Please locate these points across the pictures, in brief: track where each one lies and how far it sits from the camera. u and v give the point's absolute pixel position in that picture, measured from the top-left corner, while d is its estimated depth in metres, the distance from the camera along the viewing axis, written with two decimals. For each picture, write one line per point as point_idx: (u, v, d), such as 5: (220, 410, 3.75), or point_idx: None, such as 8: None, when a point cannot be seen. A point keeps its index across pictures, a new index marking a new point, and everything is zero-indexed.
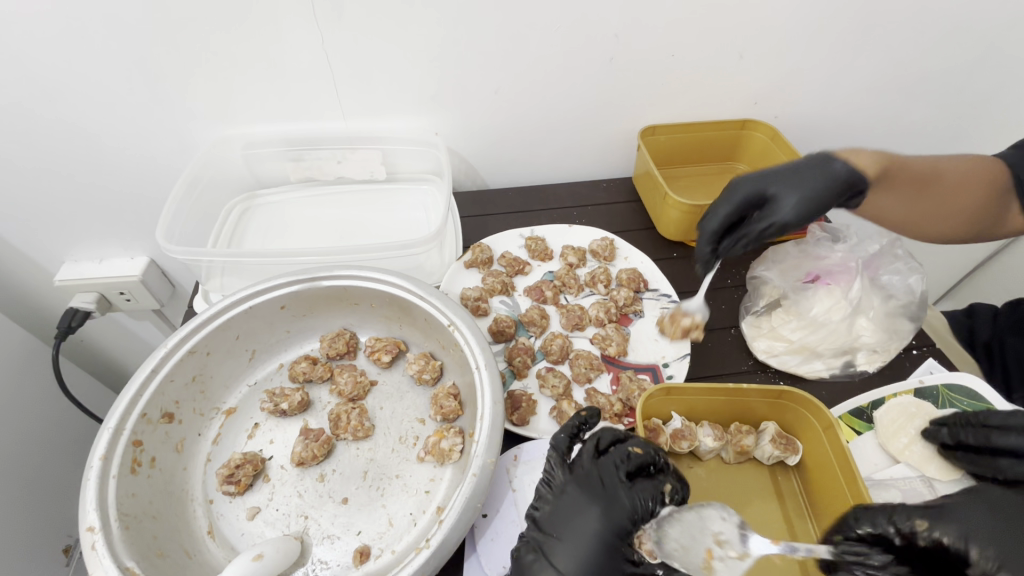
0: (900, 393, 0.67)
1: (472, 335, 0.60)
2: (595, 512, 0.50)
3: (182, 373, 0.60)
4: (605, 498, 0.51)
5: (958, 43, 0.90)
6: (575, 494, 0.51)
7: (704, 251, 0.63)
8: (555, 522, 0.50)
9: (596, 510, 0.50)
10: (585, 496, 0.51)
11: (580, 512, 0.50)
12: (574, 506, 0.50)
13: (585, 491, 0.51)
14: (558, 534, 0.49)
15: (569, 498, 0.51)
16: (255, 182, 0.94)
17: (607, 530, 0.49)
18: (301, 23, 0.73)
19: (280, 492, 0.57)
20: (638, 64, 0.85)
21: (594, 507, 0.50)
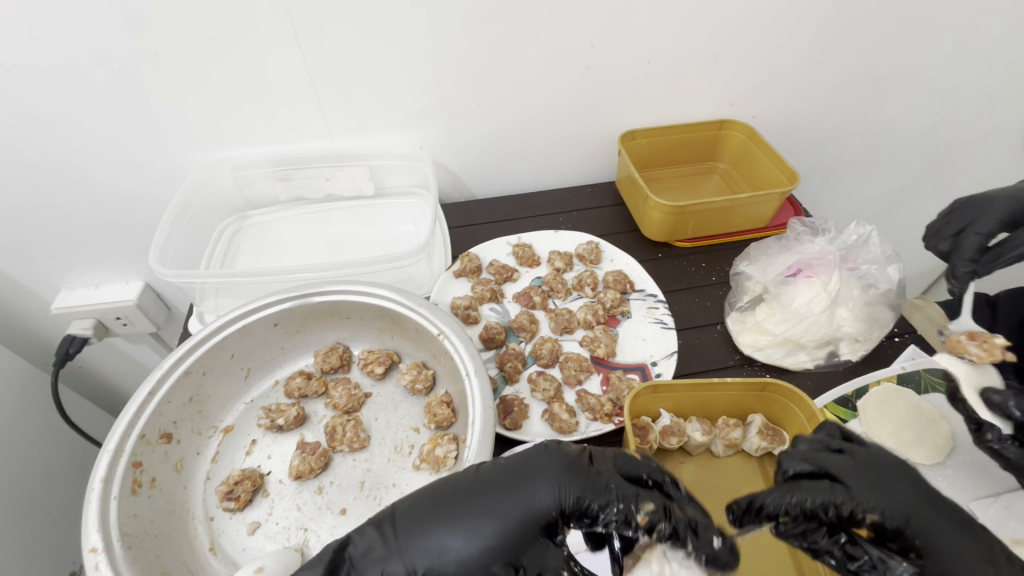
0: (882, 380, 0.68)
1: (461, 343, 0.61)
2: (546, 461, 0.45)
3: (180, 394, 0.61)
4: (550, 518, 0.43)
5: (925, 37, 0.92)
6: (502, 490, 0.44)
7: (964, 270, 0.69)
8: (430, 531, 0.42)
9: (538, 473, 0.45)
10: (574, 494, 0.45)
11: (503, 497, 0.44)
12: (495, 506, 0.43)
13: (523, 463, 0.45)
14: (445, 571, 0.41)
15: (492, 481, 0.45)
16: (246, 204, 0.95)
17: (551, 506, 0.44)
18: (284, 46, 0.75)
19: (280, 506, 0.59)
20: (614, 72, 0.87)
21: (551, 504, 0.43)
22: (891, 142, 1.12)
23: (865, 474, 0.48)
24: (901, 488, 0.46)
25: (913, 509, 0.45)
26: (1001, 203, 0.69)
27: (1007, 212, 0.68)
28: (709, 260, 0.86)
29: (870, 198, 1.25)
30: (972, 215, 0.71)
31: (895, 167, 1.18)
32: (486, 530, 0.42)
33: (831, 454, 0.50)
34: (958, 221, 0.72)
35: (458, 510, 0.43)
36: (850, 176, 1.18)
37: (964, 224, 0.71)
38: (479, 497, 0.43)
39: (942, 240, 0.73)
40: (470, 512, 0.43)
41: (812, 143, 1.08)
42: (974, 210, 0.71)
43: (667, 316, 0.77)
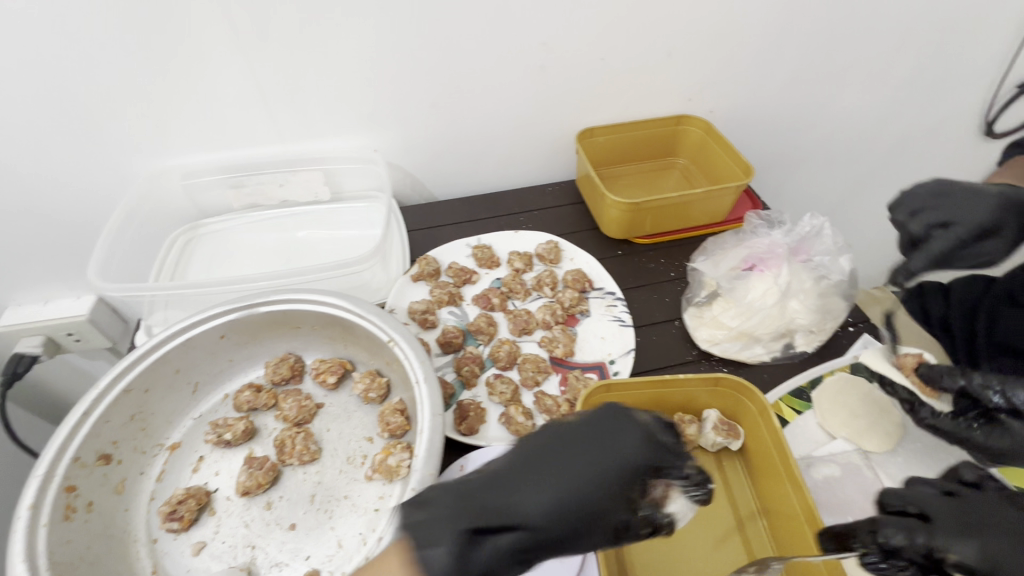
0: (836, 370, 0.70)
1: (411, 350, 0.60)
2: (630, 427, 0.46)
3: (119, 413, 0.58)
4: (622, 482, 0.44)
5: (873, 30, 0.94)
6: (584, 451, 0.45)
7: (917, 263, 0.67)
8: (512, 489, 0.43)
9: (632, 434, 0.46)
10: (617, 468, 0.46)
11: (583, 458, 0.45)
12: (578, 470, 0.44)
13: (608, 428, 0.47)
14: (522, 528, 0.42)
15: (572, 438, 0.46)
16: (199, 213, 0.93)
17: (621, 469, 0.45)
18: (226, 50, 0.73)
19: (227, 524, 0.57)
20: (569, 69, 0.87)
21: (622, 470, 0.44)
22: (848, 134, 1.13)
23: (962, 513, 0.43)
24: (1003, 529, 0.41)
25: (1009, 552, 0.39)
26: (988, 209, 0.64)
27: (991, 218, 0.64)
28: (668, 256, 0.86)
29: (832, 189, 1.27)
30: (954, 212, 0.65)
31: (853, 158, 1.19)
32: (562, 495, 0.43)
33: (929, 491, 0.46)
34: (941, 210, 0.66)
35: (530, 471, 0.44)
36: (810, 168, 1.20)
37: (948, 218, 0.65)
38: (584, 445, 0.45)
39: (916, 222, 0.67)
40: (552, 466, 0.44)
41: (772, 136, 1.09)
42: (961, 208, 0.65)
43: (625, 314, 0.77)
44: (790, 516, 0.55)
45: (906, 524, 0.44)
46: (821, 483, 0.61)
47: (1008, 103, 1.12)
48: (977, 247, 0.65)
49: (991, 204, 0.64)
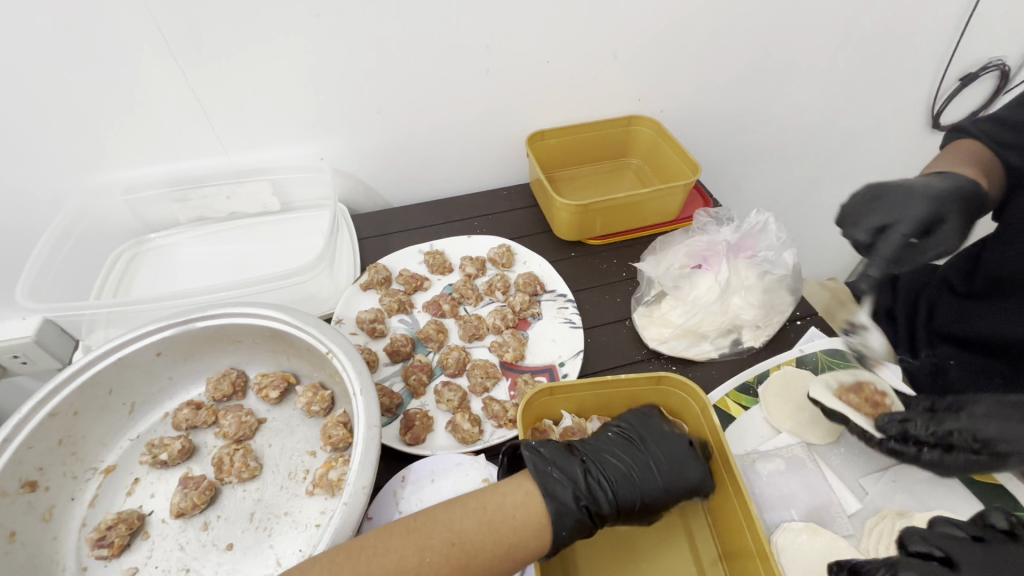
0: (783, 364, 0.70)
1: (349, 361, 0.59)
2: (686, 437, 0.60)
3: (45, 438, 0.56)
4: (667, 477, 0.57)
5: (813, 29, 0.96)
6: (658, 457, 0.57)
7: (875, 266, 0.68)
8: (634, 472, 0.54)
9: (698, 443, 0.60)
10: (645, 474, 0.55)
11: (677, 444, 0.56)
12: (683, 448, 0.56)
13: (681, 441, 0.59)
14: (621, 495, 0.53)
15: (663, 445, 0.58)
16: (144, 228, 0.90)
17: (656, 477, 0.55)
18: (158, 62, 0.72)
19: (161, 547, 0.55)
20: (514, 73, 0.87)
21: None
22: (798, 130, 1.15)
23: (988, 566, 0.45)
24: None
25: None
26: (923, 202, 0.64)
27: (929, 209, 0.64)
28: (620, 256, 0.86)
29: (787, 185, 1.29)
30: (890, 210, 0.65)
31: (805, 154, 1.22)
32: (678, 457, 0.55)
33: (958, 539, 0.49)
34: (880, 211, 0.66)
35: (649, 448, 0.56)
36: (764, 165, 1.22)
37: (888, 219, 0.65)
38: (652, 446, 0.56)
39: (860, 229, 0.67)
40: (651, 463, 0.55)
41: (723, 134, 1.10)
42: (897, 206, 0.65)
43: (575, 315, 0.77)
44: (728, 512, 0.54)
45: (928, 565, 0.46)
46: (765, 478, 0.61)
47: (952, 95, 1.15)
48: (929, 238, 0.65)
49: (929, 195, 0.65)
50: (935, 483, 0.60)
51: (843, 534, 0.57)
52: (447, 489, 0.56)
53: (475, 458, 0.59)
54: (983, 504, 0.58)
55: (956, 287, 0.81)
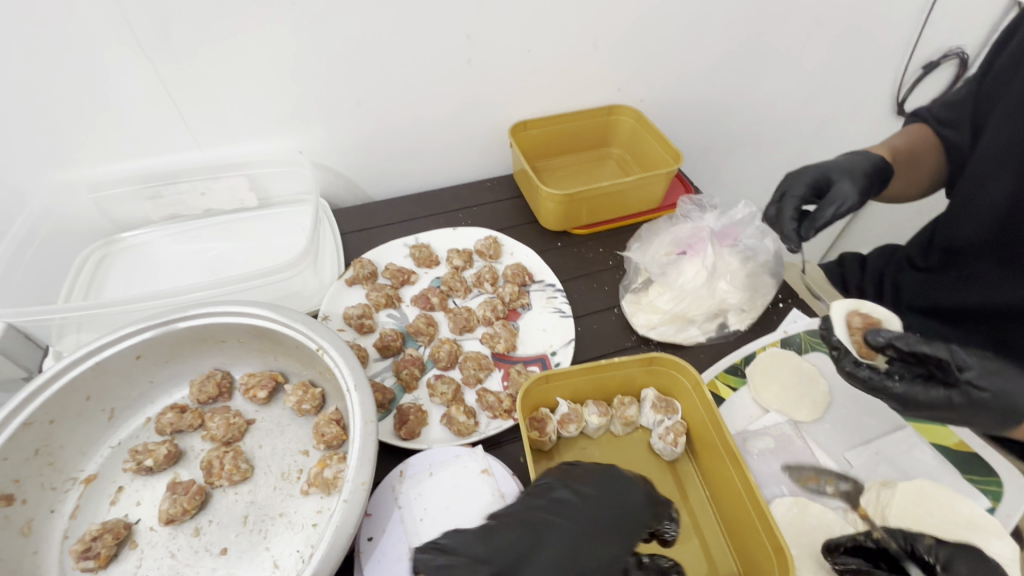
0: (768, 346, 0.72)
1: (340, 357, 0.58)
2: (633, 483, 0.51)
3: (21, 448, 0.54)
4: (598, 534, 0.47)
5: (787, 17, 0.98)
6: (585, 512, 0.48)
7: (791, 227, 0.72)
8: (535, 534, 0.45)
9: (636, 492, 0.50)
10: (598, 524, 0.47)
11: (612, 489, 0.50)
12: (621, 491, 0.50)
13: (614, 489, 0.50)
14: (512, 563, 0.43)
15: (590, 496, 0.49)
16: (114, 227, 0.87)
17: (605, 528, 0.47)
18: (124, 51, 0.68)
19: (150, 556, 0.53)
20: (495, 62, 0.86)
21: (608, 527, 0.47)
22: (771, 117, 1.18)
23: None
24: None
25: None
26: (810, 171, 0.76)
27: (818, 176, 0.75)
28: (606, 245, 0.87)
29: (761, 171, 1.32)
30: (789, 185, 0.77)
31: (777, 140, 1.25)
32: (612, 491, 0.50)
33: None
34: (783, 188, 0.77)
35: (586, 500, 0.48)
36: (739, 152, 1.24)
37: (786, 189, 0.76)
38: (588, 496, 0.49)
39: (770, 206, 0.77)
40: (560, 519, 0.46)
41: (701, 121, 1.12)
42: (794, 180, 0.77)
43: (565, 305, 0.77)
44: (728, 485, 0.56)
45: None
46: (757, 457, 0.63)
47: (916, 83, 1.18)
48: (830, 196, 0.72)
49: (819, 167, 0.76)
50: (915, 454, 0.63)
51: (830, 507, 0.59)
52: (447, 481, 0.56)
53: (472, 449, 0.59)
54: (959, 471, 0.61)
55: (915, 262, 0.86)
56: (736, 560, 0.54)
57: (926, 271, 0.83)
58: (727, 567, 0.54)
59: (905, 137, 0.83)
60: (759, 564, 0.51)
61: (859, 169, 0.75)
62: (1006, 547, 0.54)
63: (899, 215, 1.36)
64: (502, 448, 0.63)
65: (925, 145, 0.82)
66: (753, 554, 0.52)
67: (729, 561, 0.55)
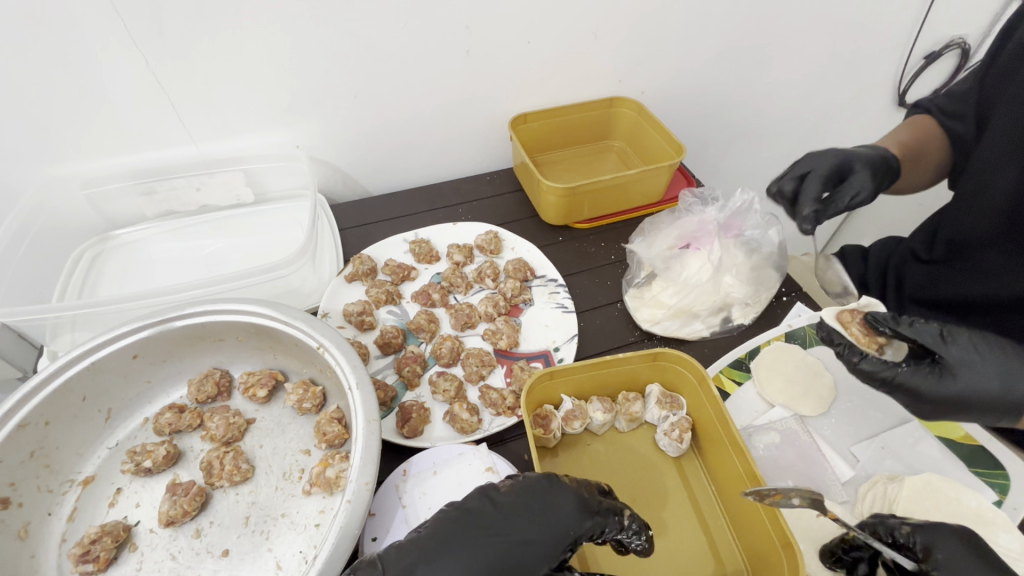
0: (773, 340, 0.72)
1: (341, 355, 0.57)
2: (564, 493, 0.47)
3: (16, 451, 0.53)
4: (513, 552, 0.44)
5: (789, 8, 0.97)
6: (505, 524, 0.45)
7: (810, 208, 0.69)
8: (446, 554, 0.42)
9: (564, 504, 0.47)
10: (535, 537, 0.45)
11: (547, 500, 0.47)
12: (558, 501, 0.47)
13: (539, 499, 0.47)
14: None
15: (511, 508, 0.46)
16: (108, 224, 0.85)
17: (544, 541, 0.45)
18: (115, 44, 0.67)
19: (150, 559, 0.53)
20: (495, 54, 0.85)
21: (524, 541, 0.44)
22: (772, 108, 1.17)
23: None
24: None
25: None
26: (833, 154, 0.73)
27: (841, 160, 0.72)
28: (608, 239, 0.86)
29: (761, 163, 1.31)
30: (808, 165, 0.73)
31: (778, 132, 1.24)
32: (546, 499, 0.47)
33: None
34: (802, 165, 0.74)
35: (523, 514, 0.46)
36: (740, 144, 1.23)
37: (806, 168, 0.73)
38: (525, 507, 0.46)
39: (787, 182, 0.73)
40: (473, 535, 0.44)
41: (702, 113, 1.11)
42: (812, 160, 0.74)
43: (567, 300, 0.76)
44: (735, 481, 0.55)
45: None
46: (763, 452, 0.62)
47: (918, 73, 1.17)
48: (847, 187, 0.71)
49: (843, 152, 0.73)
50: (921, 447, 0.62)
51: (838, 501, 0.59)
52: (451, 479, 0.55)
53: (476, 447, 0.58)
54: (965, 465, 0.61)
55: (919, 254, 0.86)
56: (743, 556, 0.54)
57: (931, 263, 0.83)
58: (734, 561, 0.54)
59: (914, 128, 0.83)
60: (767, 560, 0.50)
61: (875, 159, 0.73)
62: (1014, 541, 0.54)
63: (900, 206, 1.36)
64: (506, 445, 0.63)
65: (932, 136, 0.81)
66: (761, 549, 0.51)
67: (737, 556, 0.54)
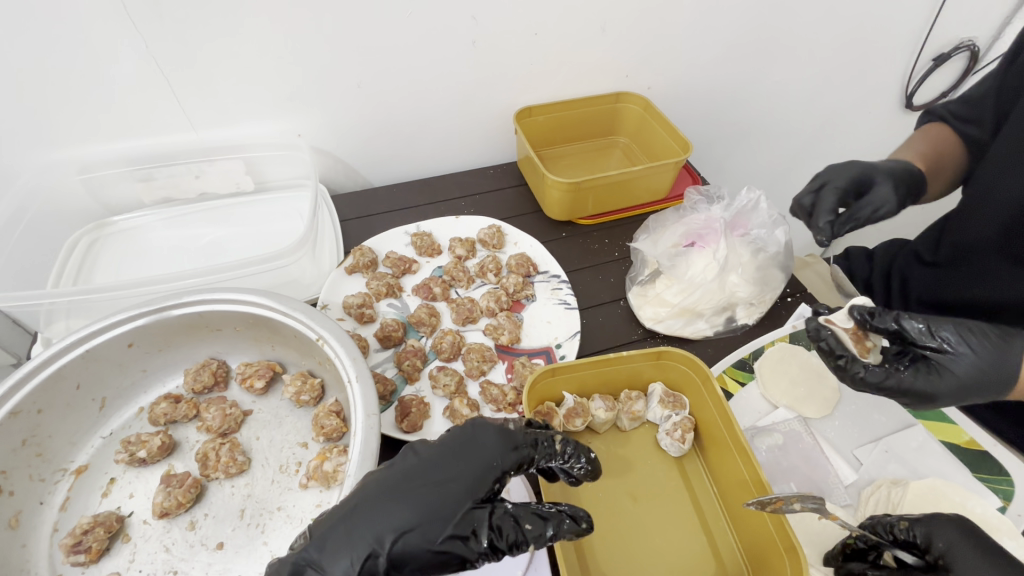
0: (777, 340, 0.71)
1: (341, 347, 0.56)
2: (485, 430, 0.47)
3: (8, 438, 0.52)
4: (443, 497, 0.42)
5: (798, 6, 0.96)
6: (430, 470, 0.43)
7: (826, 221, 0.69)
8: (373, 509, 0.41)
9: (486, 440, 0.46)
10: (465, 480, 0.43)
11: (470, 441, 0.46)
12: (481, 441, 0.46)
13: (460, 441, 0.46)
14: (342, 545, 0.39)
15: (435, 456, 0.44)
16: (105, 210, 0.84)
17: (475, 484, 0.44)
18: (114, 28, 0.65)
19: (144, 550, 0.52)
20: (501, 45, 0.83)
21: (451, 481, 0.43)
22: (779, 107, 1.16)
23: None
24: None
25: None
26: (852, 166, 0.72)
27: (859, 174, 0.71)
28: (612, 236, 0.85)
29: (767, 162, 1.30)
30: (829, 175, 0.73)
31: (784, 132, 1.23)
32: (472, 443, 0.45)
33: None
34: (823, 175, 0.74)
35: (450, 460, 0.44)
36: (746, 142, 1.22)
37: (825, 179, 0.73)
38: (450, 451, 0.45)
39: (806, 193, 0.74)
40: (398, 487, 0.42)
41: (708, 111, 1.10)
42: (833, 171, 0.73)
43: (570, 296, 0.76)
44: (738, 481, 0.55)
45: None
46: (765, 453, 0.62)
47: (926, 75, 1.16)
48: (867, 199, 0.70)
49: (867, 164, 0.73)
50: (925, 451, 0.62)
51: (840, 504, 0.59)
52: None
53: None
54: (970, 470, 0.60)
55: (923, 256, 0.85)
56: (745, 557, 0.53)
57: (934, 266, 0.82)
58: (736, 563, 0.54)
59: (933, 132, 0.81)
60: (769, 562, 0.50)
61: (893, 173, 0.72)
62: (1019, 547, 0.53)
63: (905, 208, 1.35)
64: None
65: (948, 138, 0.79)
66: (763, 551, 0.51)
67: (738, 558, 0.54)
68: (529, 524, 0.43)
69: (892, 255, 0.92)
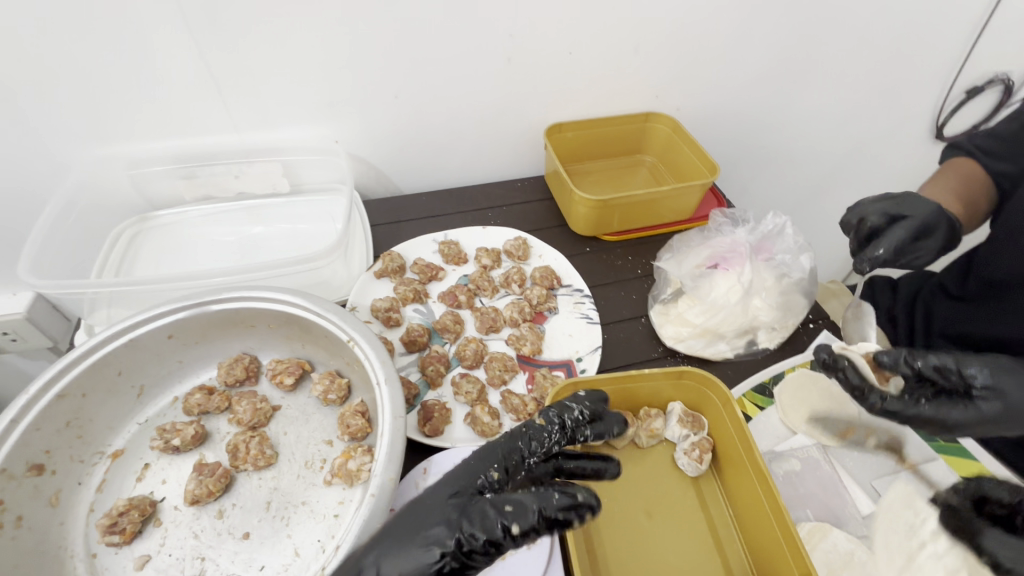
0: (797, 366, 0.71)
1: (372, 350, 0.58)
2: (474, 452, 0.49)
3: (54, 419, 0.54)
4: (425, 508, 0.44)
5: (829, 35, 0.97)
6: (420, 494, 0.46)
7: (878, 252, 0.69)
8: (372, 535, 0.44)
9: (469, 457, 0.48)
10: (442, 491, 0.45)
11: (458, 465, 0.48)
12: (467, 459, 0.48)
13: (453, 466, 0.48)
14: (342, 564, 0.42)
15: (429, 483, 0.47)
16: (148, 205, 0.88)
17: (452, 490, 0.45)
18: (172, 34, 0.69)
19: (174, 535, 0.54)
20: (535, 63, 0.86)
21: (435, 492, 0.45)
22: (807, 133, 1.16)
23: None
24: None
25: None
26: (930, 207, 0.71)
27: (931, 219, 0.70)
28: (635, 253, 0.86)
29: (792, 187, 1.30)
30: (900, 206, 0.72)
31: (811, 157, 1.23)
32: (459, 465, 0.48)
33: None
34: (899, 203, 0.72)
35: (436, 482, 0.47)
36: (772, 166, 1.22)
37: (903, 210, 0.71)
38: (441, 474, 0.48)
39: (874, 212, 0.72)
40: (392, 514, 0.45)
41: (736, 134, 1.11)
42: (910, 204, 0.72)
43: (592, 311, 0.77)
44: (755, 505, 0.55)
45: None
46: (782, 478, 0.62)
47: (958, 107, 1.15)
48: (920, 243, 0.70)
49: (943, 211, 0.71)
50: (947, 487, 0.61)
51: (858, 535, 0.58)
52: None
53: None
54: None
55: (950, 289, 0.84)
56: None
57: (962, 299, 0.81)
58: None
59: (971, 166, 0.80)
60: None
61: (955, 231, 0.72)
62: None
63: None
64: None
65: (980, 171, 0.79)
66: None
67: None
68: (556, 496, 0.44)
69: (918, 286, 0.92)
